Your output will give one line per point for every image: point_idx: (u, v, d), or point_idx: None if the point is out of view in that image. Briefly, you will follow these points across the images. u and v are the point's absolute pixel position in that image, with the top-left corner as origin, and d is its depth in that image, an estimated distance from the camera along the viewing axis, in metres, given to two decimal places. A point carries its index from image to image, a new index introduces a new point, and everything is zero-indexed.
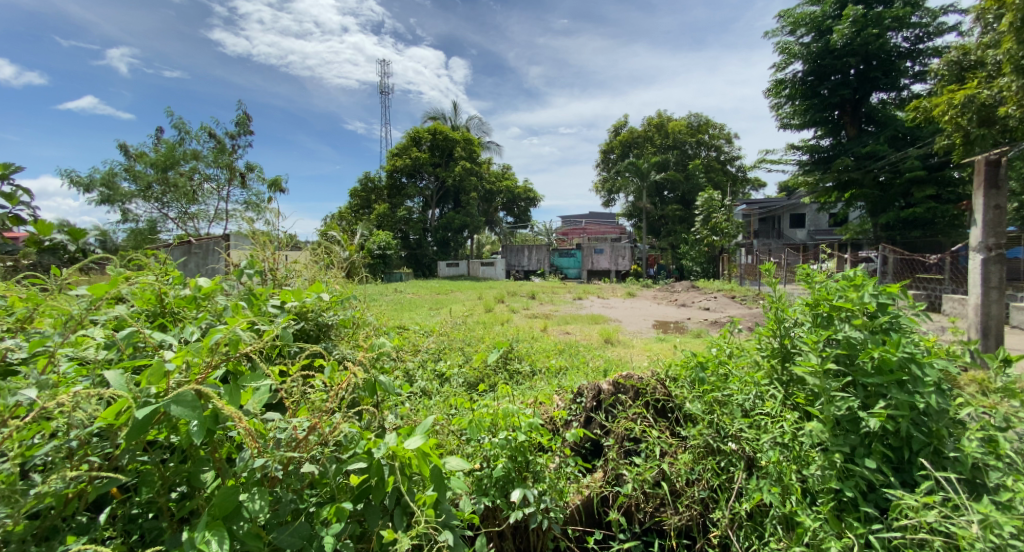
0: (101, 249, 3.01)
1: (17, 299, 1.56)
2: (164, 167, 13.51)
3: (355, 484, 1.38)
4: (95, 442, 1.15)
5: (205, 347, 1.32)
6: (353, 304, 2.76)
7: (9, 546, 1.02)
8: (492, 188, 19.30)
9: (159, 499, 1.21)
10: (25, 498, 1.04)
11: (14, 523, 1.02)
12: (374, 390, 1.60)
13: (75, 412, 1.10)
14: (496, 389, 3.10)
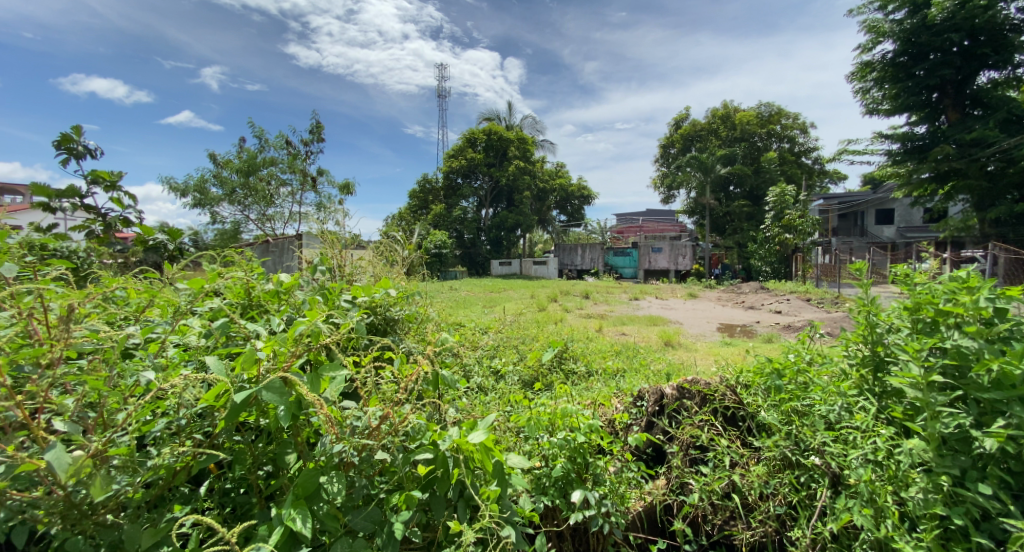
0: (195, 248, 3.26)
1: (134, 291, 1.75)
2: (247, 173, 14.51)
3: (422, 474, 1.42)
4: (198, 421, 1.27)
5: (290, 337, 1.42)
6: (417, 300, 2.86)
7: (126, 512, 1.14)
8: (546, 187, 19.24)
9: (250, 476, 1.31)
10: (142, 468, 1.16)
11: (132, 491, 1.15)
12: (438, 384, 1.64)
13: (184, 393, 1.22)
14: (552, 388, 3.10)
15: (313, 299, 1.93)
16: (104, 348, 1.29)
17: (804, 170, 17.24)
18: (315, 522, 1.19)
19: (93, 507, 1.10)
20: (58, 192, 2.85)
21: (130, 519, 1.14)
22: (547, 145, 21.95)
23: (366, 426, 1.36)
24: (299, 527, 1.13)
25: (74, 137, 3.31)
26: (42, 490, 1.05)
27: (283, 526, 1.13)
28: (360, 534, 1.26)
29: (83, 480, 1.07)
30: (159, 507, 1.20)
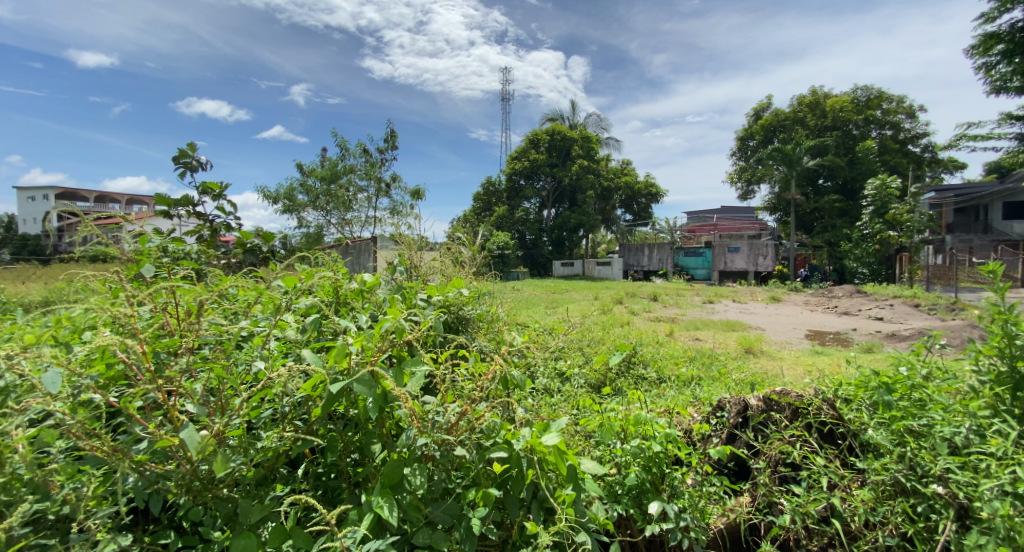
0: (285, 249, 3.46)
1: (241, 289, 1.91)
2: (329, 181, 15.46)
3: (497, 472, 1.41)
4: (297, 409, 1.36)
5: (378, 333, 1.48)
6: (486, 300, 2.88)
7: (237, 490, 1.24)
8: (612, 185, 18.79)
9: (341, 462, 1.39)
10: (254, 449, 1.27)
11: (246, 470, 1.25)
12: (508, 383, 1.62)
13: (287, 382, 1.31)
14: (620, 394, 3.00)
15: (392, 297, 2.00)
16: (222, 339, 1.42)
17: (911, 160, 15.59)
18: (400, 512, 1.22)
19: (214, 480, 1.20)
20: (176, 201, 3.15)
21: (242, 494, 1.23)
22: (612, 143, 21.47)
23: (447, 422, 1.37)
24: (387, 514, 1.16)
25: (189, 152, 3.66)
26: (173, 463, 1.17)
27: (372, 514, 1.17)
28: (440, 527, 1.27)
29: (207, 457, 1.17)
30: (264, 487, 1.29)
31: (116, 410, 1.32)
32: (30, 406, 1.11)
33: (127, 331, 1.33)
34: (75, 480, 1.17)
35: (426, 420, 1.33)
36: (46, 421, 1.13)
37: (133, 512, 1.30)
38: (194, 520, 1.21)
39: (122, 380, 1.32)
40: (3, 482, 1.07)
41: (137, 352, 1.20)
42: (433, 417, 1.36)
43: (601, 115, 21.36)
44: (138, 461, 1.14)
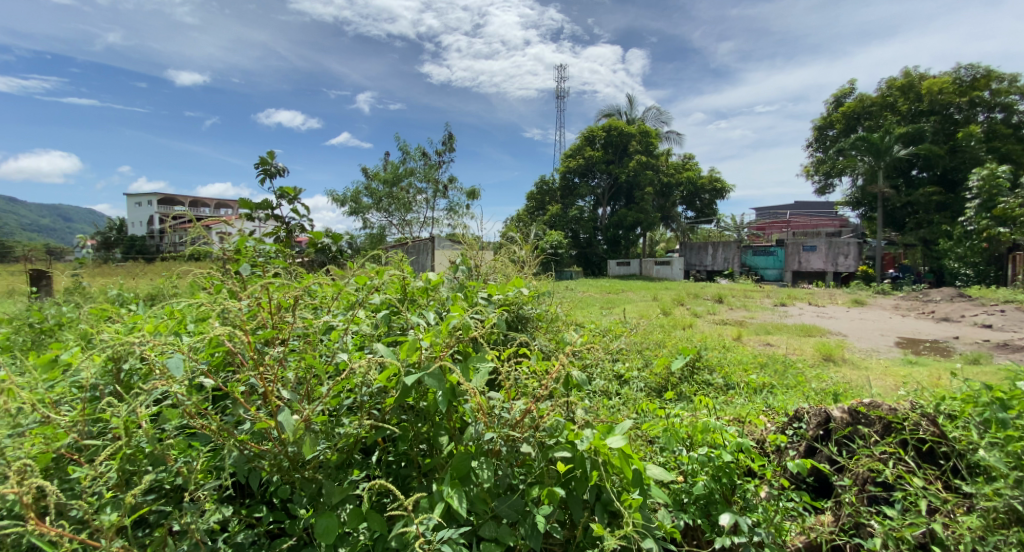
0: (352, 249, 3.59)
1: (321, 285, 2.04)
2: (392, 183, 16.05)
3: (560, 471, 1.38)
4: (372, 400, 1.42)
5: (446, 330, 1.53)
6: (546, 300, 2.86)
7: (319, 472, 1.31)
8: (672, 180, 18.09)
9: (411, 451, 1.44)
10: (336, 435, 1.34)
11: (329, 454, 1.33)
12: (571, 383, 1.60)
13: (364, 373, 1.37)
14: (683, 399, 2.87)
15: (455, 295, 2.04)
16: (309, 332, 1.53)
17: None
18: (468, 503, 1.23)
19: (301, 462, 1.30)
20: (257, 205, 3.36)
21: (325, 475, 1.31)
22: (672, 137, 20.72)
23: (513, 418, 1.37)
24: (457, 505, 1.18)
25: (269, 160, 3.90)
26: (268, 444, 1.27)
27: (443, 505, 1.18)
28: (505, 521, 1.27)
29: (296, 440, 1.26)
30: (342, 471, 1.36)
31: (221, 394, 1.48)
32: (157, 387, 1.27)
33: (230, 323, 1.47)
34: (188, 454, 1.32)
35: (493, 416, 1.35)
36: (168, 400, 1.28)
37: (232, 486, 1.44)
38: (283, 498, 1.32)
39: (226, 365, 1.46)
40: (129, 454, 1.22)
41: (242, 341, 1.33)
42: (499, 413, 1.37)
43: (660, 109, 20.69)
44: (241, 441, 1.27)
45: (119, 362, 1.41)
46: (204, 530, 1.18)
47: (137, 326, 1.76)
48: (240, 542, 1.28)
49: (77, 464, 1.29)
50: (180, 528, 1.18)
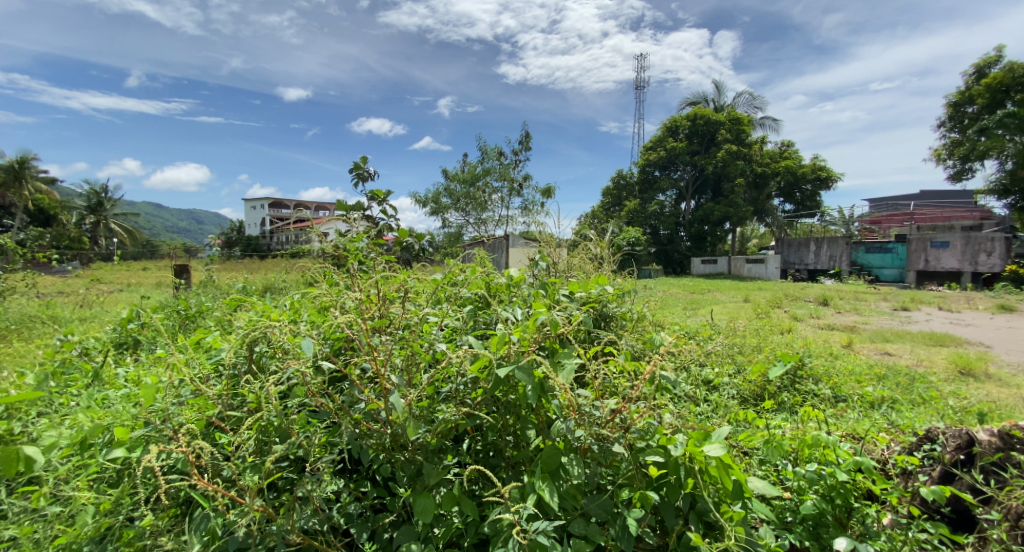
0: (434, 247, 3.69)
1: (416, 282, 2.13)
2: (469, 183, 16.43)
3: (652, 476, 1.31)
4: (464, 388, 1.46)
5: (534, 325, 1.54)
6: (633, 298, 2.74)
7: (417, 454, 1.38)
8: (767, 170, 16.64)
9: (500, 442, 1.48)
10: (433, 421, 1.40)
11: (428, 437, 1.39)
12: (661, 384, 1.52)
13: (458, 363, 1.41)
14: (783, 410, 2.63)
15: (535, 291, 2.03)
16: (409, 323, 1.61)
17: None
18: (558, 498, 1.22)
19: (402, 443, 1.37)
20: (352, 206, 3.60)
21: (423, 458, 1.37)
22: (767, 124, 19.17)
23: (603, 416, 1.32)
24: (548, 498, 1.17)
25: (362, 165, 4.15)
26: (376, 425, 1.37)
27: (535, 496, 1.18)
28: (594, 520, 1.24)
29: (400, 422, 1.34)
30: (437, 455, 1.42)
31: (336, 376, 1.61)
32: (287, 368, 1.43)
33: (345, 312, 1.61)
34: (307, 427, 1.46)
35: (584, 412, 1.32)
36: (295, 379, 1.44)
37: (342, 462, 1.57)
38: (385, 475, 1.41)
39: (342, 349, 1.60)
40: (263, 425, 1.39)
41: (357, 328, 1.45)
42: (590, 411, 1.33)
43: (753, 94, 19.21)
44: (355, 419, 1.38)
45: (251, 344, 1.59)
46: (322, 498, 1.31)
47: (264, 316, 1.99)
48: (350, 512, 1.40)
49: (222, 431, 1.48)
50: (303, 494, 1.31)
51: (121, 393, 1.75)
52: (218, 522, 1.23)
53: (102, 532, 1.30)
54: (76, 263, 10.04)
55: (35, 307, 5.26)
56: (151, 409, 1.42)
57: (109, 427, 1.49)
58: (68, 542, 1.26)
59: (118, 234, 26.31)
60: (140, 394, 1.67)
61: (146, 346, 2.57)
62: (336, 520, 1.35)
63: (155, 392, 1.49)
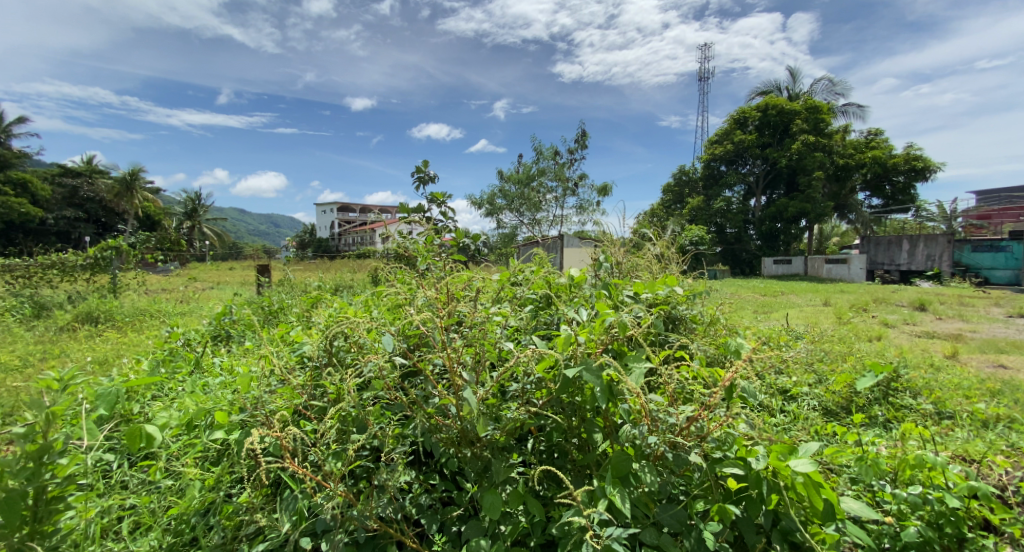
0: (491, 248, 3.68)
1: (481, 282, 2.16)
2: (524, 183, 16.45)
3: (730, 489, 1.24)
4: (531, 388, 1.46)
5: (602, 326, 1.52)
6: (705, 300, 2.60)
7: (484, 451, 1.39)
8: (850, 161, 15.33)
9: (565, 444, 1.47)
10: (502, 420, 1.41)
11: (497, 435, 1.40)
12: (737, 393, 1.44)
13: (526, 364, 1.41)
14: (874, 426, 2.40)
15: (598, 291, 1.99)
16: (476, 322, 1.64)
17: None
18: (629, 505, 1.19)
19: (471, 440, 1.39)
20: (412, 208, 3.69)
21: (491, 456, 1.39)
22: (850, 112, 17.70)
23: (678, 423, 1.27)
24: (620, 504, 1.14)
25: (423, 167, 4.26)
26: (447, 420, 1.41)
27: (605, 501, 1.16)
28: (666, 531, 1.20)
29: (470, 418, 1.37)
30: (505, 453, 1.43)
31: (410, 371, 1.67)
32: (366, 362, 1.51)
33: (418, 310, 1.67)
34: (382, 420, 1.53)
35: (657, 417, 1.28)
36: (373, 373, 1.52)
37: (412, 454, 1.63)
38: (453, 470, 1.45)
39: (417, 346, 1.66)
40: (343, 416, 1.46)
41: (431, 326, 1.50)
42: (663, 417, 1.28)
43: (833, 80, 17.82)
44: (428, 414, 1.42)
45: (330, 339, 1.69)
46: (396, 487, 1.36)
47: (342, 313, 2.11)
48: (420, 503, 1.44)
49: (306, 420, 1.57)
50: (379, 482, 1.37)
51: (219, 380, 1.92)
52: (305, 503, 1.31)
53: (206, 505, 1.44)
54: (175, 263, 11.15)
55: (142, 301, 5.88)
56: (246, 396, 1.54)
57: (211, 410, 1.64)
58: (179, 512, 1.40)
59: (210, 237, 28.83)
60: (236, 382, 1.82)
61: (238, 339, 2.82)
62: (408, 510, 1.39)
63: (250, 380, 1.62)
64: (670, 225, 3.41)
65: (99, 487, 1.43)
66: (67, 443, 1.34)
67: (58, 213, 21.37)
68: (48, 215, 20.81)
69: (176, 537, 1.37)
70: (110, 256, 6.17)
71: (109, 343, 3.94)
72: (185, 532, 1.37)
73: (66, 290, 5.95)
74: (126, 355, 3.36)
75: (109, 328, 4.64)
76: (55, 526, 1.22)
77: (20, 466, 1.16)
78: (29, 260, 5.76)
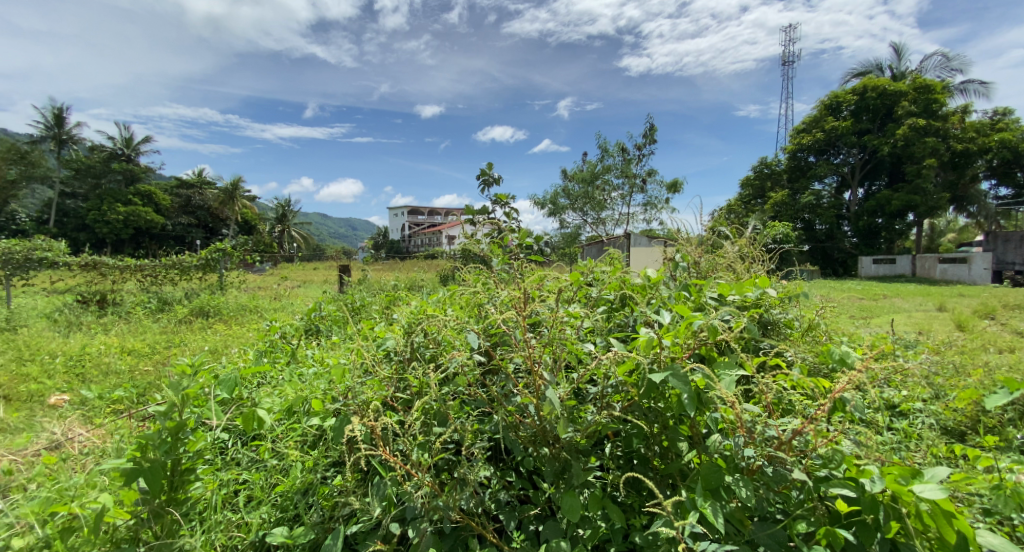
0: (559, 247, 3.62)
1: (557, 281, 2.14)
2: (588, 182, 16.13)
3: (839, 512, 1.13)
4: (614, 391, 1.42)
5: (689, 330, 1.44)
6: (800, 303, 2.39)
7: (563, 452, 1.38)
8: (969, 146, 13.54)
9: (647, 451, 1.41)
10: (583, 422, 1.38)
11: (578, 437, 1.38)
12: (844, 408, 1.30)
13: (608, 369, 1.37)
14: (1007, 450, 2.09)
15: (679, 292, 1.88)
16: (554, 322, 1.63)
17: None
18: (722, 520, 1.12)
19: (551, 440, 1.38)
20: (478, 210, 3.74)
21: (571, 459, 1.37)
22: (969, 90, 15.64)
23: (778, 436, 1.18)
24: (712, 519, 1.08)
25: (488, 170, 4.31)
26: (527, 418, 1.42)
27: (697, 513, 1.11)
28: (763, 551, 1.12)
29: (551, 419, 1.35)
30: (585, 455, 1.41)
31: (488, 370, 1.69)
32: (449, 358, 1.55)
33: (499, 309, 1.68)
34: (462, 415, 1.56)
35: (755, 429, 1.20)
36: (456, 369, 1.55)
37: (491, 450, 1.64)
38: (530, 469, 1.45)
39: (499, 344, 1.68)
40: (427, 410, 1.51)
41: (513, 324, 1.51)
42: (759, 429, 1.20)
43: (947, 55, 15.84)
44: (508, 412, 1.43)
45: (413, 335, 1.76)
46: (477, 482, 1.38)
47: (421, 310, 2.19)
48: (499, 499, 1.45)
49: (392, 412, 1.64)
50: (460, 476, 1.39)
51: (313, 370, 2.07)
52: (394, 491, 1.37)
53: (306, 486, 1.55)
54: (269, 263, 12.15)
55: (243, 297, 6.50)
56: (340, 386, 1.65)
57: (308, 398, 1.77)
58: (285, 489, 1.52)
59: (298, 240, 31.12)
60: (328, 373, 1.94)
61: (327, 334, 3.02)
62: (488, 505, 1.42)
63: (343, 372, 1.72)
64: (749, 223, 3.20)
65: (218, 463, 1.59)
66: (195, 420, 1.51)
67: (174, 220, 24.13)
68: (166, 222, 23.54)
69: (282, 513, 1.49)
70: (217, 258, 6.88)
71: (218, 335, 4.39)
72: (290, 507, 1.49)
73: (182, 288, 6.69)
74: (234, 345, 3.73)
75: (217, 321, 5.17)
76: (185, 494, 1.38)
77: (161, 440, 1.32)
78: (153, 261, 6.56)
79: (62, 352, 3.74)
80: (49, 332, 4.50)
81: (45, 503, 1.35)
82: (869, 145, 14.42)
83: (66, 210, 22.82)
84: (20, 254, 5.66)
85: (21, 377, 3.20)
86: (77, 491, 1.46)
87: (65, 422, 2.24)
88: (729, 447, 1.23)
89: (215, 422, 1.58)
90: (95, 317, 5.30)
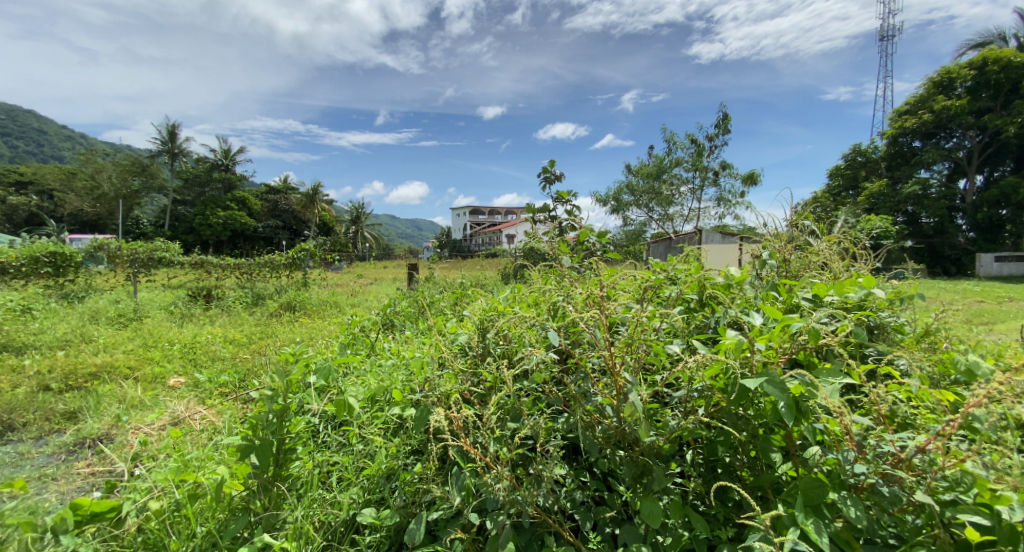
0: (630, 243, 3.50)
1: (633, 279, 2.08)
2: (655, 177, 15.61)
3: (967, 540, 1.01)
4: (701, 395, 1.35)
5: (786, 334, 1.35)
6: (910, 306, 2.15)
7: (643, 454, 1.34)
8: None
9: (734, 460, 1.34)
10: (666, 426, 1.34)
11: (662, 442, 1.34)
12: (973, 425, 1.16)
13: (694, 371, 1.31)
14: None
15: (767, 293, 1.77)
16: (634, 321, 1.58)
17: None
18: (826, 539, 1.04)
19: (632, 442, 1.35)
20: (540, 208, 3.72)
21: (652, 463, 1.33)
22: None
23: (893, 452, 1.08)
24: (817, 538, 1.00)
25: (549, 167, 4.26)
26: (605, 418, 1.39)
27: (797, 529, 1.03)
28: None
29: (632, 421, 1.32)
30: (666, 460, 1.36)
31: (564, 368, 1.68)
32: (528, 356, 1.56)
33: (576, 307, 1.67)
34: (537, 412, 1.57)
35: (865, 444, 1.11)
36: (532, 366, 1.55)
37: (565, 449, 1.64)
38: (606, 470, 1.42)
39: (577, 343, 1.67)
40: (504, 406, 1.53)
41: (593, 322, 1.49)
42: (870, 443, 1.10)
43: None
44: (586, 411, 1.42)
45: (488, 332, 1.78)
46: (553, 480, 1.38)
47: (493, 306, 2.22)
48: (575, 499, 1.44)
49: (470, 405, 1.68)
50: (537, 473, 1.40)
51: (393, 361, 2.17)
52: (473, 481, 1.39)
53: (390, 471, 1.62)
54: (347, 262, 12.87)
55: (324, 294, 6.96)
56: (420, 378, 1.71)
57: (389, 388, 1.85)
58: (371, 473, 1.60)
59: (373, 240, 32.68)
60: (406, 365, 2.02)
61: (402, 328, 3.17)
62: (565, 503, 1.41)
63: (423, 364, 1.78)
64: (840, 216, 2.94)
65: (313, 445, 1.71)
66: (295, 403, 1.64)
67: (265, 223, 26.23)
68: (258, 224, 25.64)
69: (370, 494, 1.57)
70: (302, 257, 7.43)
71: (303, 328, 4.74)
72: (375, 491, 1.57)
73: (273, 284, 7.26)
74: (319, 337, 4.01)
75: (303, 314, 5.58)
76: (287, 471, 1.51)
77: (269, 421, 1.45)
78: (248, 259, 7.18)
79: (177, 340, 4.20)
80: (167, 322, 5.09)
81: (175, 471, 1.53)
82: (990, 126, 12.73)
83: (178, 215, 25.54)
84: (143, 254, 6.43)
85: (147, 361, 3.65)
86: (199, 463, 1.64)
87: (185, 401, 2.53)
88: (833, 462, 1.14)
89: (310, 407, 1.69)
90: (202, 309, 5.90)
